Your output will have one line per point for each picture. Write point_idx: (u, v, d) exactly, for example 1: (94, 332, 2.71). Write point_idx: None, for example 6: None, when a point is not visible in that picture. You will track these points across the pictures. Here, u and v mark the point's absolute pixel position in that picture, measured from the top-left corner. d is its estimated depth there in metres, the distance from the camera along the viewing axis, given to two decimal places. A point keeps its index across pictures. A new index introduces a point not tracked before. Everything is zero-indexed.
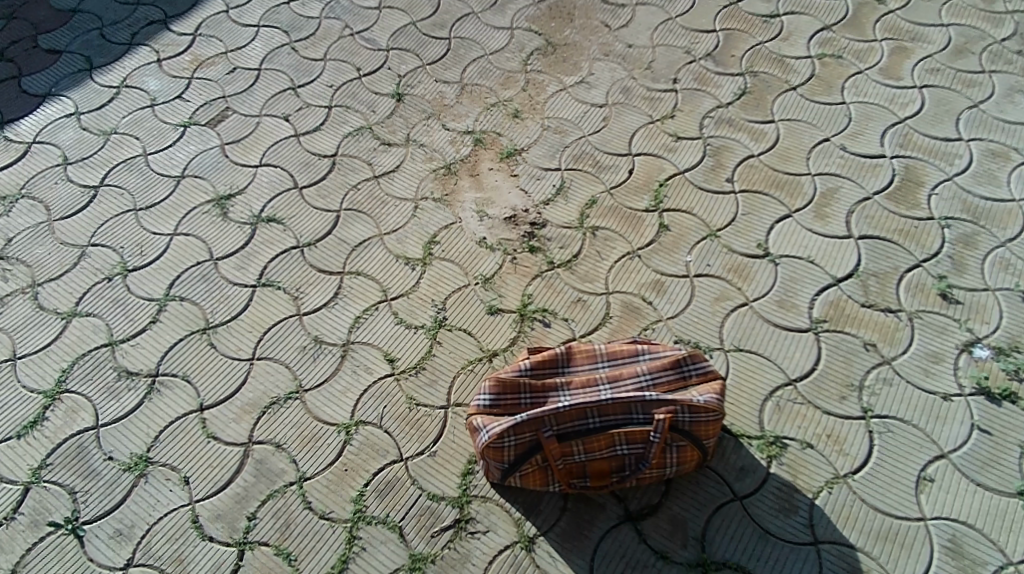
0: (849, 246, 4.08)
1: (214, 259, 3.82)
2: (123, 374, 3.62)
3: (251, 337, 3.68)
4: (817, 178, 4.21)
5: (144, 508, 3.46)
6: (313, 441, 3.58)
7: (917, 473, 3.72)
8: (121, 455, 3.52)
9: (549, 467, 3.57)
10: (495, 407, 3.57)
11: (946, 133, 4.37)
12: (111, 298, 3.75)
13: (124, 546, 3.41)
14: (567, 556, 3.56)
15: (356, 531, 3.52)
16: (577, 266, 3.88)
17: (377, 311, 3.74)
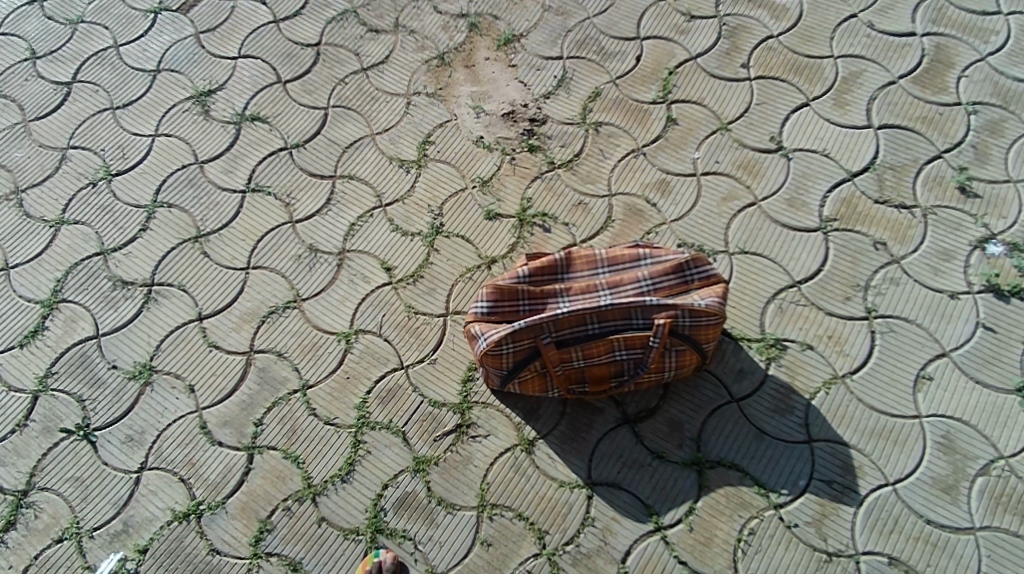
0: (869, 137, 3.94)
1: (199, 163, 3.77)
2: (117, 283, 3.67)
3: (245, 246, 3.70)
4: (840, 61, 4.03)
5: (153, 414, 3.61)
6: (314, 349, 3.66)
7: (916, 372, 3.76)
8: (124, 363, 3.63)
9: (548, 374, 3.61)
10: (494, 315, 3.59)
11: (984, 6, 4.13)
12: (97, 205, 3.74)
13: (136, 451, 3.58)
14: (566, 458, 3.66)
15: (361, 436, 3.63)
16: (578, 166, 3.81)
17: (372, 218, 3.73)
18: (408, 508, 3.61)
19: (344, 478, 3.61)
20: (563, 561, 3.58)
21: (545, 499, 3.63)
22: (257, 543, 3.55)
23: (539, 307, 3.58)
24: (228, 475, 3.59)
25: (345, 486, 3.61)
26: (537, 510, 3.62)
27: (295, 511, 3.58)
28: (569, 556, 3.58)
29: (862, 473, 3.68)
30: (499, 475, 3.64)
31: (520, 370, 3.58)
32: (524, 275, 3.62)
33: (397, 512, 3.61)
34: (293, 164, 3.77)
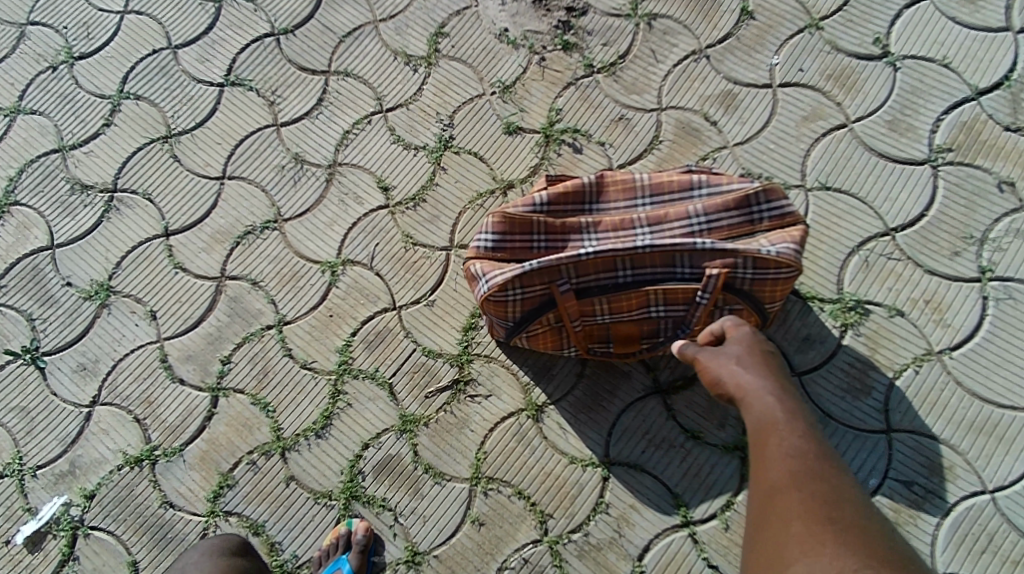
0: (1005, 42, 3.10)
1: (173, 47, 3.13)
2: (76, 187, 3.07)
3: (221, 150, 3.07)
4: None
5: (108, 342, 3.05)
6: (293, 280, 3.06)
7: None
8: (80, 281, 3.05)
9: (564, 326, 2.99)
10: (501, 250, 2.95)
11: None
12: (57, 94, 3.08)
13: (88, 382, 3.05)
14: (579, 430, 3.07)
15: (342, 385, 3.06)
16: (622, 72, 3.08)
17: (370, 124, 3.08)
18: (389, 473, 3.06)
19: (318, 433, 3.06)
20: (568, 551, 3.00)
21: (551, 477, 3.04)
22: (215, 500, 3.01)
23: (558, 245, 2.93)
24: (189, 418, 3.05)
25: (320, 442, 3.06)
26: (540, 487, 3.04)
27: (261, 467, 3.04)
28: (575, 546, 2.99)
29: (951, 474, 2.88)
30: (499, 444, 3.06)
31: (529, 321, 2.97)
32: (542, 203, 2.96)
33: (376, 477, 3.06)
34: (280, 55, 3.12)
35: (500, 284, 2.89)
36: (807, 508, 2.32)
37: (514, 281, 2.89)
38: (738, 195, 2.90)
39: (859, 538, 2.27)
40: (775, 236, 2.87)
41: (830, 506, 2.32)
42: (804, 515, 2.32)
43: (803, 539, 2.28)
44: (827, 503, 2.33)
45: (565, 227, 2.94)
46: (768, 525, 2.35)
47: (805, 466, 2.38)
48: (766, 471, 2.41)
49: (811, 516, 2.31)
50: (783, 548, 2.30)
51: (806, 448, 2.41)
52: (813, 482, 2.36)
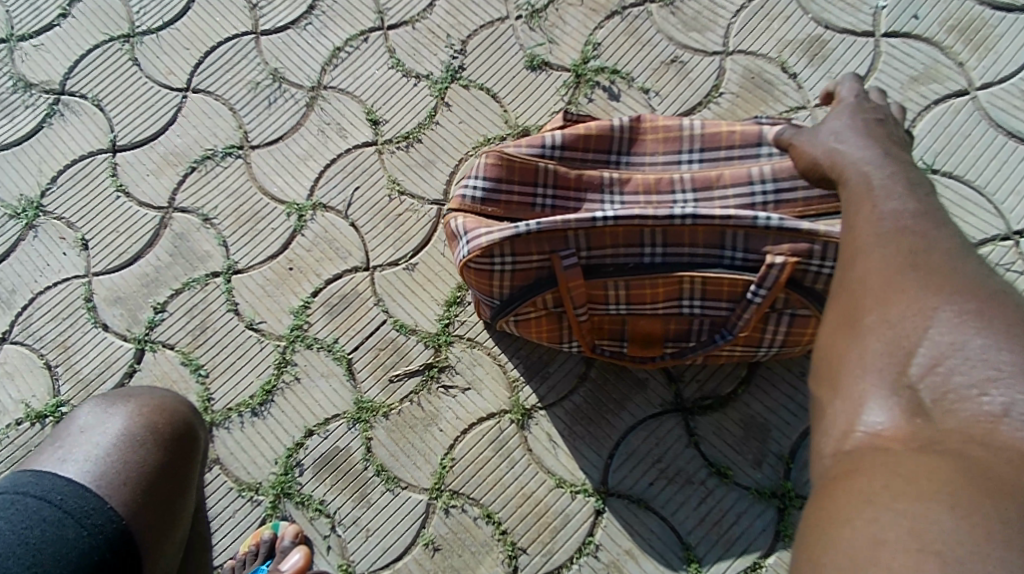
0: None
1: None
2: (20, 84, 2.52)
3: (188, 58, 2.50)
4: None
5: (30, 271, 2.49)
6: (251, 221, 2.46)
7: None
8: (8, 196, 2.50)
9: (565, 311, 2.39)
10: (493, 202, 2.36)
11: None
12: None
13: (1, 315, 2.49)
14: (572, 446, 2.44)
15: (291, 355, 2.46)
16: (683, 5, 2.45)
17: (366, 43, 2.48)
18: (332, 470, 2.44)
19: (255, 411, 2.46)
20: None
21: (531, 501, 2.41)
22: None
23: (567, 204, 2.33)
24: (106, 372, 2.46)
25: (256, 421, 2.47)
26: (515, 512, 2.41)
27: None
28: None
29: None
30: (471, 453, 2.44)
31: (520, 300, 2.37)
32: (554, 147, 2.36)
33: (316, 473, 2.45)
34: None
35: (484, 247, 2.29)
36: (896, 268, 1.64)
37: (503, 246, 2.29)
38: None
39: (961, 285, 1.59)
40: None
41: (930, 258, 1.64)
42: (891, 261, 1.65)
43: (883, 303, 1.61)
44: (924, 261, 1.63)
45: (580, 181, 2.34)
46: (849, 271, 1.69)
47: (903, 221, 1.70)
48: (852, 227, 1.75)
49: (903, 279, 1.62)
50: (864, 295, 1.64)
51: (906, 199, 1.74)
52: (911, 233, 1.68)
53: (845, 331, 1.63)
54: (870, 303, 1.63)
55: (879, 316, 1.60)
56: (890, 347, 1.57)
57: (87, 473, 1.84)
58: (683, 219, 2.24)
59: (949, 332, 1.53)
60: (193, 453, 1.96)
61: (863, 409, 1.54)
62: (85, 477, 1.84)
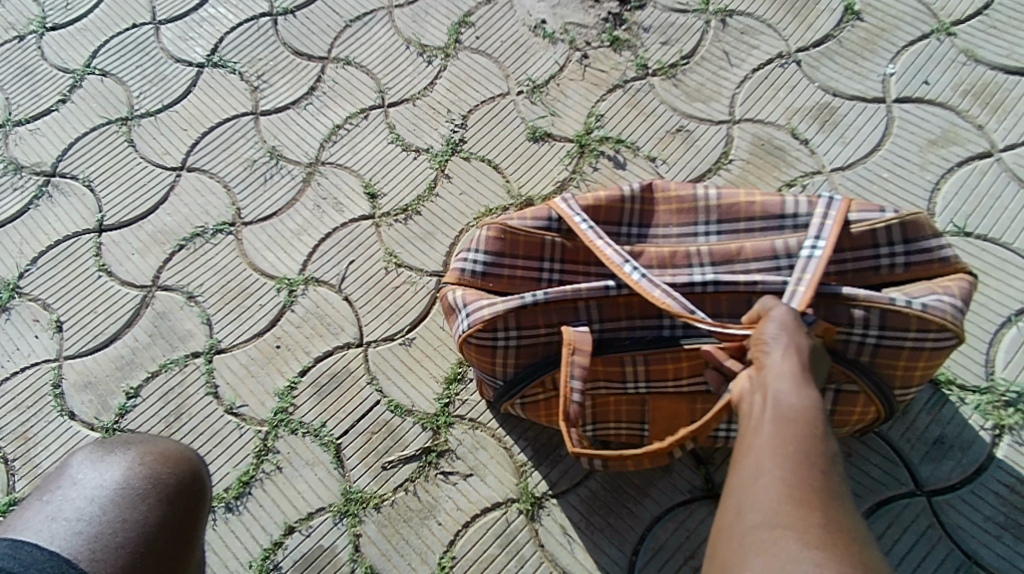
0: None
1: (156, 22, 2.58)
2: (9, 167, 2.47)
3: (185, 138, 2.46)
4: None
5: None
6: (238, 297, 2.33)
7: None
8: None
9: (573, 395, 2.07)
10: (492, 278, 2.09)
11: None
12: (19, 66, 2.58)
13: None
14: (592, 542, 2.15)
15: (272, 443, 2.23)
16: (687, 75, 2.38)
17: (366, 120, 2.44)
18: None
19: (230, 505, 2.20)
20: None
21: None
22: None
23: (578, 279, 2.05)
24: None
25: (230, 517, 2.19)
26: None
27: None
28: None
29: None
30: (475, 550, 2.15)
31: (524, 380, 2.06)
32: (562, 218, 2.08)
33: None
34: (275, 38, 2.53)
35: (485, 319, 2.02)
36: (801, 537, 1.39)
37: (507, 316, 2.01)
38: (857, 232, 1.94)
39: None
40: (920, 288, 1.91)
41: (839, 535, 1.40)
42: (797, 523, 1.41)
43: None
44: (830, 541, 1.39)
45: (591, 254, 2.05)
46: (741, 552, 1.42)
47: (794, 488, 1.45)
48: (740, 500, 1.48)
49: (822, 561, 1.37)
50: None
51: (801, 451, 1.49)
52: (811, 501, 1.43)
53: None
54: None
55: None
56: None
57: (77, 538, 1.50)
58: (706, 285, 1.92)
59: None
60: (191, 492, 1.59)
61: None
62: (72, 546, 1.49)
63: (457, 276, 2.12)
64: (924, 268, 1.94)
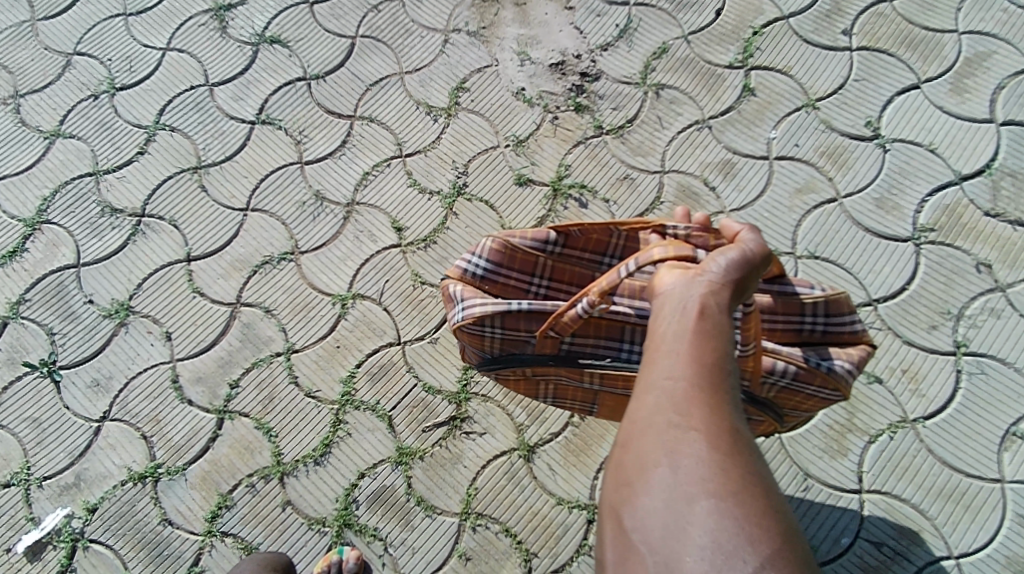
0: (990, 132, 3.26)
1: (209, 85, 3.39)
2: (106, 210, 3.35)
3: (246, 184, 3.33)
4: (963, 39, 3.34)
5: (123, 360, 3.26)
6: (305, 311, 3.26)
7: (1004, 428, 3.08)
8: (101, 300, 3.29)
9: (538, 379, 2.80)
10: (488, 279, 2.75)
11: None
12: (96, 120, 3.42)
13: (100, 398, 3.23)
14: (569, 472, 3.15)
15: (343, 415, 3.20)
16: (630, 135, 3.23)
17: (389, 167, 3.26)
18: (381, 503, 3.15)
19: (317, 460, 3.18)
20: None
21: (537, 516, 3.12)
22: (212, 520, 3.13)
23: (559, 294, 2.74)
24: (194, 439, 3.21)
25: (319, 469, 3.18)
26: (526, 526, 3.12)
27: (260, 490, 3.16)
28: None
29: (919, 537, 3.02)
30: (490, 482, 3.15)
31: (501, 363, 2.75)
32: (556, 242, 2.70)
33: (369, 507, 3.15)
34: (309, 97, 3.33)
35: (477, 315, 2.69)
36: (687, 425, 2.20)
37: (494, 317, 2.69)
38: (790, 301, 2.48)
39: (735, 464, 2.18)
40: (827, 350, 2.48)
41: (715, 421, 2.21)
42: (686, 416, 2.21)
43: (674, 465, 2.18)
44: (708, 425, 2.20)
45: (574, 277, 2.73)
46: (646, 433, 2.23)
47: (690, 383, 2.24)
48: (658, 358, 2.28)
49: (694, 409, 2.21)
50: (651, 466, 2.20)
51: (699, 350, 2.25)
52: (700, 395, 2.22)
53: (628, 485, 2.21)
54: (628, 505, 2.20)
55: (662, 479, 2.18)
56: (651, 536, 2.16)
57: None
58: None
59: (720, 517, 2.13)
60: None
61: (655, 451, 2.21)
62: None
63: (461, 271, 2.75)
64: (837, 335, 2.49)
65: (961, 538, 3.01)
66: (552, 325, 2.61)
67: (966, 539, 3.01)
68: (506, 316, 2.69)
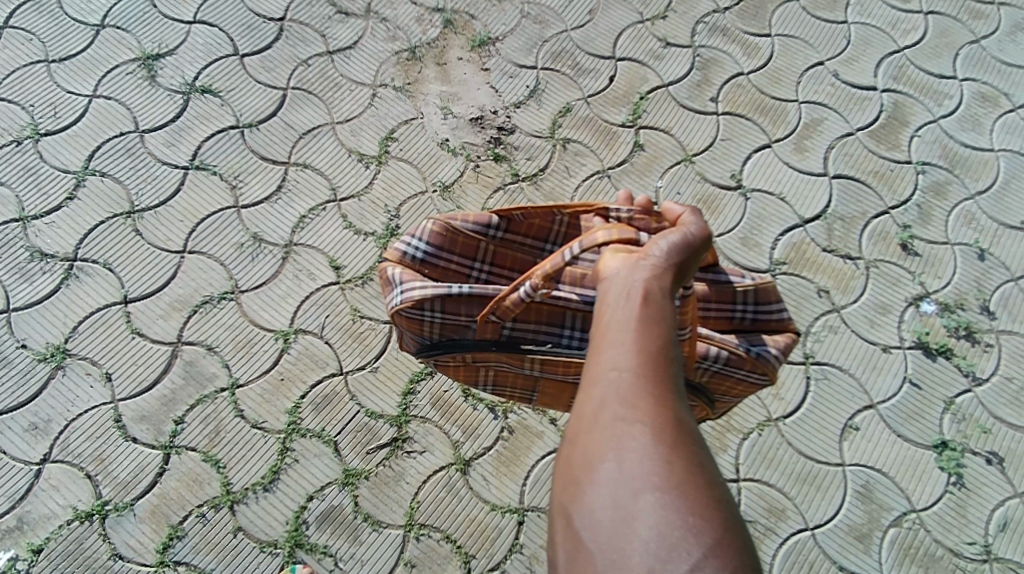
0: (823, 185, 3.56)
1: (140, 132, 3.57)
2: (36, 255, 3.52)
3: (182, 227, 3.53)
4: (803, 107, 3.63)
5: (61, 403, 3.43)
6: (247, 346, 3.50)
7: (843, 421, 3.46)
8: (35, 344, 3.47)
9: (478, 364, 3.14)
10: (429, 262, 3.10)
11: (941, 69, 3.72)
12: (21, 166, 3.56)
13: (39, 441, 3.39)
14: (501, 480, 3.47)
15: (289, 443, 3.45)
16: (543, 182, 3.49)
17: (324, 211, 3.52)
18: (333, 523, 3.39)
19: (266, 487, 3.40)
20: None
21: (475, 522, 3.43)
22: (165, 550, 3.31)
23: (501, 278, 3.10)
24: (140, 475, 3.38)
25: (267, 495, 3.40)
26: (465, 531, 3.41)
27: (209, 519, 3.35)
28: None
29: (783, 515, 3.38)
30: (431, 493, 3.44)
31: (441, 345, 3.10)
32: (498, 228, 3.05)
33: (319, 527, 3.38)
34: (244, 145, 3.56)
35: (419, 298, 3.04)
36: (634, 418, 2.27)
37: (435, 301, 3.03)
38: (723, 289, 2.91)
39: (681, 456, 2.25)
40: (756, 337, 2.91)
41: (662, 413, 2.28)
42: (633, 409, 2.28)
43: (620, 460, 2.25)
44: (655, 418, 2.27)
45: (516, 263, 3.08)
46: (592, 427, 2.29)
47: (634, 376, 2.31)
48: (604, 349, 2.36)
49: (640, 401, 2.28)
50: (599, 461, 2.26)
51: (643, 341, 2.34)
52: (646, 387, 2.30)
53: (575, 481, 2.28)
54: (576, 504, 2.26)
55: (608, 475, 2.25)
56: (598, 531, 2.22)
57: None
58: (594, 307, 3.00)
59: (666, 511, 2.20)
60: None
61: (602, 445, 2.27)
62: None
63: (407, 256, 3.10)
64: (764, 320, 2.94)
65: (813, 516, 3.38)
66: (493, 309, 2.96)
67: (817, 516, 3.38)
68: (447, 300, 3.04)
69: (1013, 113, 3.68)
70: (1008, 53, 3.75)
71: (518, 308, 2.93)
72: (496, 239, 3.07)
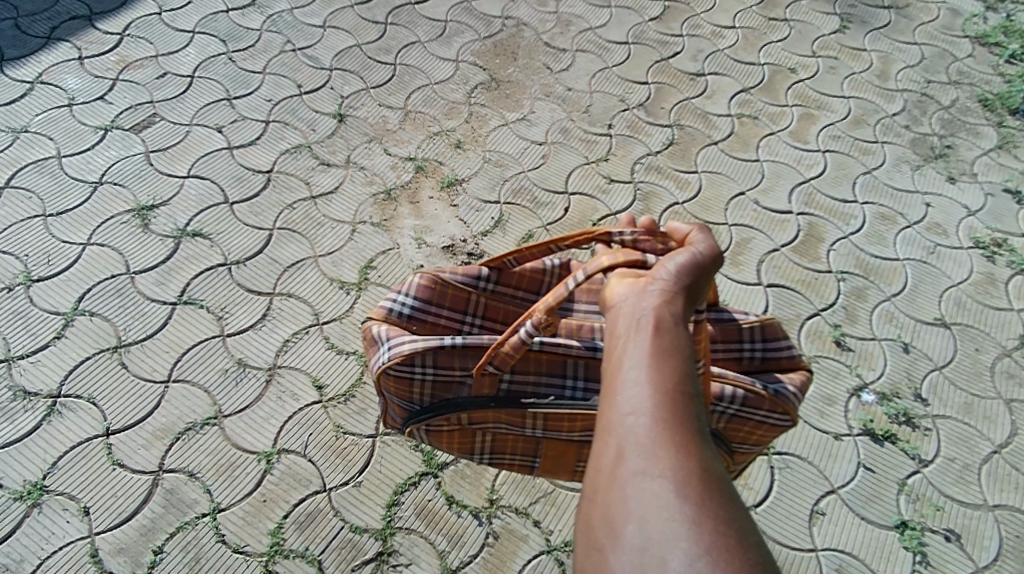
0: (759, 293, 3.99)
1: (131, 273, 3.82)
2: (19, 394, 3.58)
3: (168, 358, 3.68)
4: (733, 229, 4.14)
5: (35, 541, 3.36)
6: (229, 470, 3.52)
7: (810, 507, 3.60)
8: (13, 483, 3.45)
9: (475, 428, 2.91)
10: (416, 318, 3.00)
11: (844, 195, 4.30)
12: (12, 310, 3.73)
13: None
14: None
15: (272, 565, 3.38)
16: None
17: (307, 334, 3.76)
18: None
19: None
20: None
21: None
22: None
23: (492, 332, 3.00)
24: None
25: None
26: None
27: None
28: None
29: None
30: None
31: (432, 409, 2.89)
32: (488, 279, 2.99)
33: None
34: (231, 280, 3.85)
35: (407, 353, 2.87)
36: (655, 469, 2.23)
37: (425, 355, 2.86)
38: (728, 328, 2.92)
39: (706, 504, 2.20)
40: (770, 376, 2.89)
41: (685, 459, 2.24)
42: (654, 458, 2.24)
43: (644, 521, 2.20)
44: (677, 467, 2.23)
45: (506, 316, 3.01)
46: (613, 482, 2.25)
47: (653, 422, 2.27)
48: (618, 389, 2.33)
49: (660, 448, 2.25)
50: (622, 520, 2.21)
51: (658, 383, 2.31)
52: (665, 432, 2.26)
53: (600, 542, 2.22)
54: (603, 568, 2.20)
55: (633, 535, 2.19)
56: None
57: None
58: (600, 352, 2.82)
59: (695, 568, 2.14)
60: None
61: (623, 502, 2.23)
62: None
63: (395, 313, 2.99)
64: (773, 358, 2.93)
65: None
66: (490, 359, 2.76)
67: None
68: (438, 354, 2.86)
69: (909, 228, 4.23)
70: (897, 180, 4.37)
71: (518, 355, 2.72)
72: (487, 291, 3.00)
